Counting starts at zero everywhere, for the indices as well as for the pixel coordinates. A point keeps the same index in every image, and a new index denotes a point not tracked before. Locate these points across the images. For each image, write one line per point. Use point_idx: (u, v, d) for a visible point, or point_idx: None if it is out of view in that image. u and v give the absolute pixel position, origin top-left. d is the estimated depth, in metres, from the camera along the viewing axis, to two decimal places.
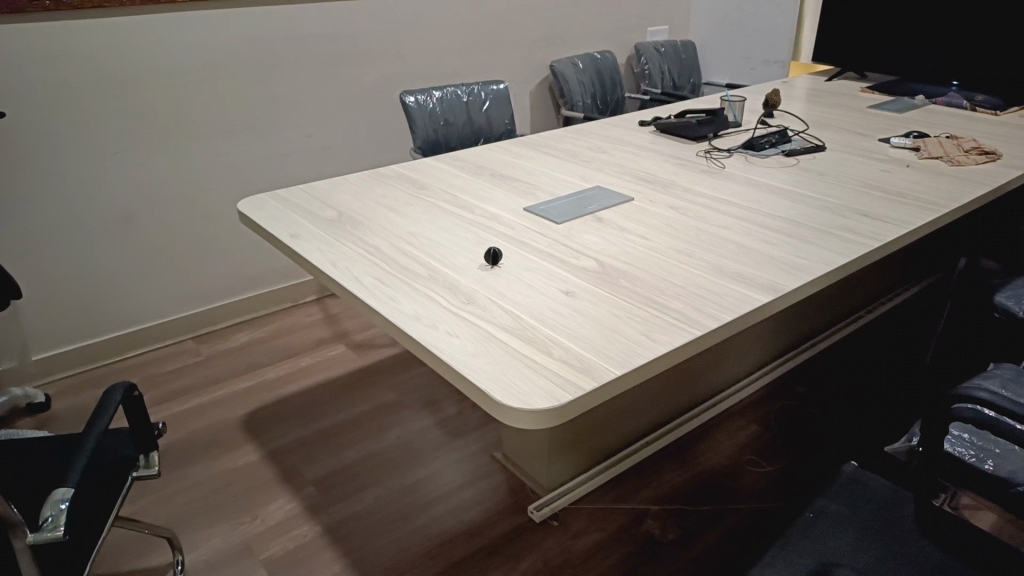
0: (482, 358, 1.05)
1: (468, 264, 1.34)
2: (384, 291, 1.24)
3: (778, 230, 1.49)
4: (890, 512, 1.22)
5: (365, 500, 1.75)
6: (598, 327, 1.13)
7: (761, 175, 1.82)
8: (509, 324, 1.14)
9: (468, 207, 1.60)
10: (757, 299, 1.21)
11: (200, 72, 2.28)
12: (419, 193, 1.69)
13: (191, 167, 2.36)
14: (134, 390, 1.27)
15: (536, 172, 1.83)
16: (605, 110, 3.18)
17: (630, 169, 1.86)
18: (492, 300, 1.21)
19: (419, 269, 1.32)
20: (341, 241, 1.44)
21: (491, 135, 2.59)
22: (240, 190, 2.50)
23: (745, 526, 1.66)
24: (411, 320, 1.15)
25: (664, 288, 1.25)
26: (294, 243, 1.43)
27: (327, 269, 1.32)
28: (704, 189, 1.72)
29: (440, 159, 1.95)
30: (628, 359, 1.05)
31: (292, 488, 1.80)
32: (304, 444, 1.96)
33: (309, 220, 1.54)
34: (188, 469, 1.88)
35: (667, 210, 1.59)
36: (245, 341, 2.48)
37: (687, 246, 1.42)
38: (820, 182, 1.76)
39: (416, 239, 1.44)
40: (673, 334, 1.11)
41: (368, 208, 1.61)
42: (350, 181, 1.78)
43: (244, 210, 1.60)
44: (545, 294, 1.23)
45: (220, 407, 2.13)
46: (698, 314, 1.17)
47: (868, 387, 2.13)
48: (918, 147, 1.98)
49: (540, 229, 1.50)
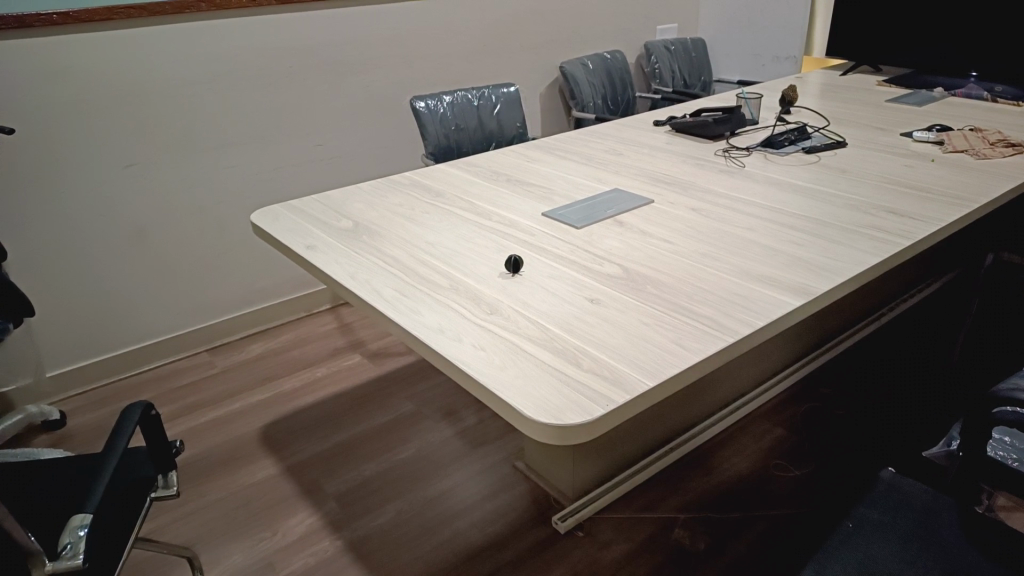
0: (510, 372, 1.02)
1: (489, 272, 1.31)
2: (406, 303, 1.21)
3: (805, 230, 1.45)
4: (934, 520, 1.18)
5: (387, 514, 1.72)
6: (626, 336, 1.10)
7: (782, 174, 1.78)
8: (536, 335, 1.10)
9: (486, 214, 1.57)
10: (789, 302, 1.18)
11: (210, 82, 2.26)
12: (435, 201, 1.66)
13: (202, 179, 2.34)
14: (151, 410, 1.25)
15: (552, 176, 1.80)
16: (616, 110, 3.15)
17: (648, 170, 1.82)
18: (515, 310, 1.18)
19: (439, 279, 1.29)
20: (358, 252, 1.41)
21: (502, 138, 2.56)
22: (251, 201, 2.48)
23: (777, 533, 1.62)
24: (434, 333, 1.12)
25: (692, 293, 1.22)
26: (310, 255, 1.41)
27: (345, 281, 1.30)
28: (725, 189, 1.69)
29: (454, 165, 1.92)
30: (660, 369, 1.01)
31: (313, 503, 1.77)
32: (324, 458, 1.93)
33: (324, 230, 1.52)
34: (206, 484, 1.85)
35: (689, 213, 1.55)
36: (260, 353, 2.46)
37: (712, 249, 1.38)
38: (844, 179, 1.73)
39: (435, 248, 1.41)
40: (705, 342, 1.08)
41: (384, 217, 1.58)
42: (363, 190, 1.76)
43: (257, 223, 1.58)
44: (570, 303, 1.20)
45: (237, 421, 2.10)
46: (729, 319, 1.14)
47: (894, 386, 2.09)
48: (941, 141, 1.95)
49: (560, 235, 1.46)
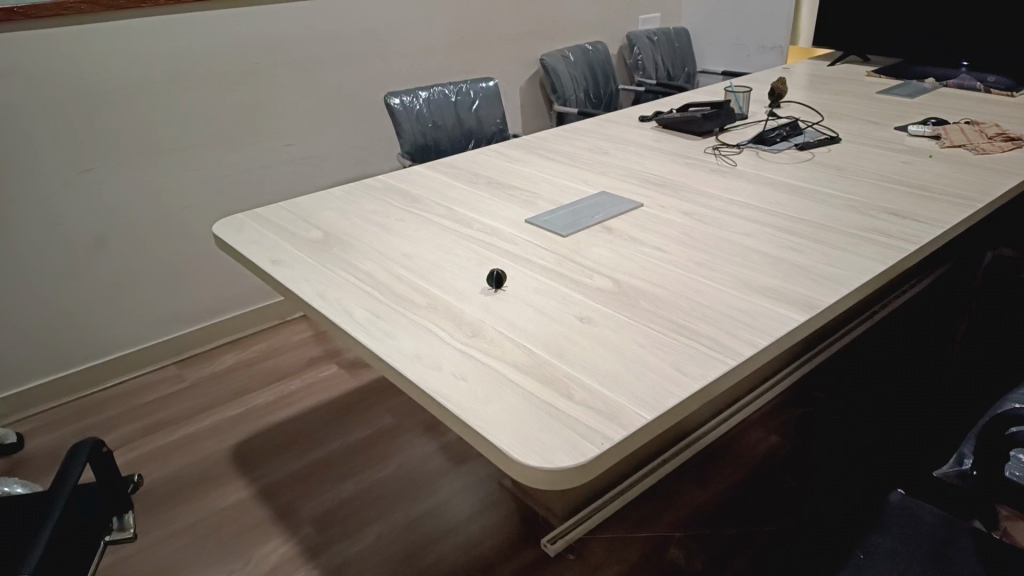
0: (495, 406, 0.92)
1: (471, 288, 1.21)
2: (380, 326, 1.11)
3: (804, 235, 1.37)
4: (949, 547, 1.11)
5: (366, 539, 1.63)
6: (622, 361, 1.01)
7: (776, 172, 1.70)
8: (524, 361, 1.01)
9: (465, 221, 1.48)
10: (793, 318, 1.10)
11: (172, 81, 2.14)
12: (411, 207, 1.56)
13: (165, 183, 2.22)
14: (102, 447, 1.15)
15: (535, 178, 1.71)
16: (599, 104, 3.05)
17: (636, 171, 1.73)
18: (500, 331, 1.08)
19: (417, 297, 1.19)
20: (328, 268, 1.30)
21: (481, 136, 2.46)
22: (220, 206, 2.36)
23: (777, 549, 1.55)
24: (412, 361, 1.02)
25: (690, 309, 1.13)
26: (276, 271, 1.30)
27: (314, 300, 1.19)
28: (718, 190, 1.60)
29: (431, 167, 1.81)
30: (661, 400, 0.93)
31: (288, 528, 1.67)
32: (299, 478, 1.83)
33: (291, 242, 1.41)
34: (174, 510, 1.75)
35: (681, 217, 1.47)
36: (232, 364, 2.35)
37: (709, 258, 1.30)
38: (840, 178, 1.65)
39: (412, 261, 1.31)
40: (707, 366, 0.99)
41: (357, 226, 1.47)
42: (334, 195, 1.65)
43: (219, 234, 1.47)
44: (559, 323, 1.11)
45: (207, 439, 2.00)
46: (731, 338, 1.05)
47: (890, 390, 2.02)
48: (938, 136, 1.88)
49: (546, 244, 1.37)
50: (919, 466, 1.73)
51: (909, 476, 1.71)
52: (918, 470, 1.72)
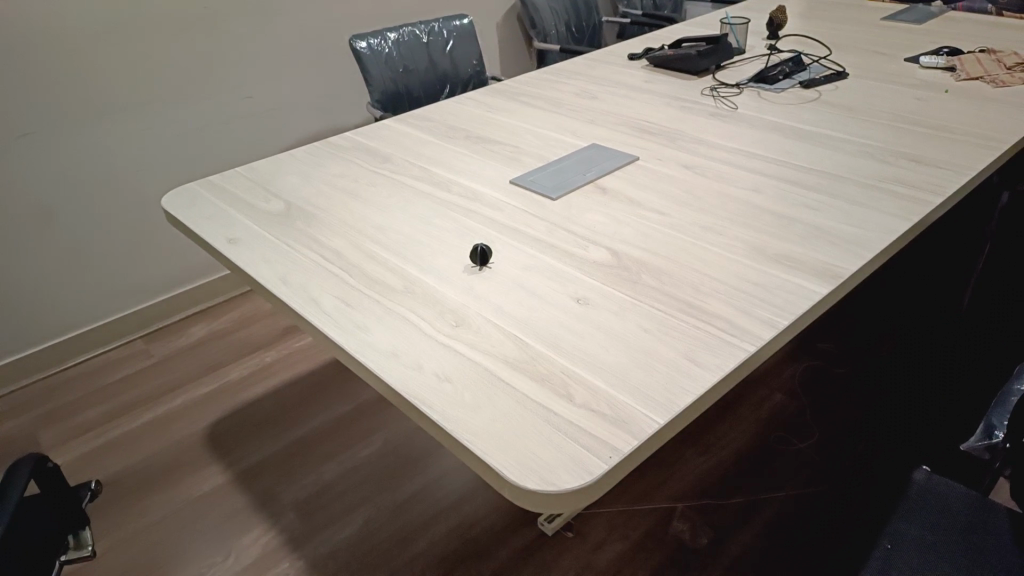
0: (484, 414, 0.80)
1: (452, 267, 1.08)
2: (351, 318, 0.98)
3: (819, 190, 1.25)
4: (980, 531, 1.03)
5: (353, 524, 1.54)
6: (627, 352, 0.89)
7: (780, 114, 1.56)
8: (516, 356, 0.89)
9: (443, 184, 1.33)
10: (813, 292, 0.99)
11: (112, 31, 1.93)
12: (382, 169, 1.41)
13: (113, 146, 2.04)
14: (46, 461, 1.03)
15: (518, 129, 1.55)
16: (582, 39, 2.85)
17: (628, 118, 1.58)
18: (486, 319, 0.96)
19: (392, 280, 1.06)
20: (292, 247, 1.16)
21: (457, 79, 2.28)
22: (177, 168, 2.19)
23: (782, 517, 1.49)
24: (389, 360, 0.90)
25: (699, 284, 1.01)
26: (233, 252, 1.16)
27: (276, 287, 1.06)
28: (719, 138, 1.46)
29: (403, 120, 1.65)
30: (674, 400, 0.81)
31: (268, 515, 1.58)
32: (280, 459, 1.73)
33: (250, 217, 1.26)
34: (146, 500, 1.64)
35: (681, 171, 1.33)
36: (202, 336, 2.22)
37: (715, 221, 1.17)
38: (851, 120, 1.51)
39: (385, 235, 1.17)
40: (722, 355, 0.88)
41: (323, 194, 1.32)
42: (297, 157, 1.49)
43: (169, 208, 1.31)
44: (554, 306, 0.98)
45: (179, 419, 1.88)
46: (746, 319, 0.94)
47: (895, 340, 1.94)
48: (952, 67, 1.73)
49: (534, 209, 1.23)
50: (926, 427, 1.67)
51: (916, 439, 1.65)
52: (925, 433, 1.66)
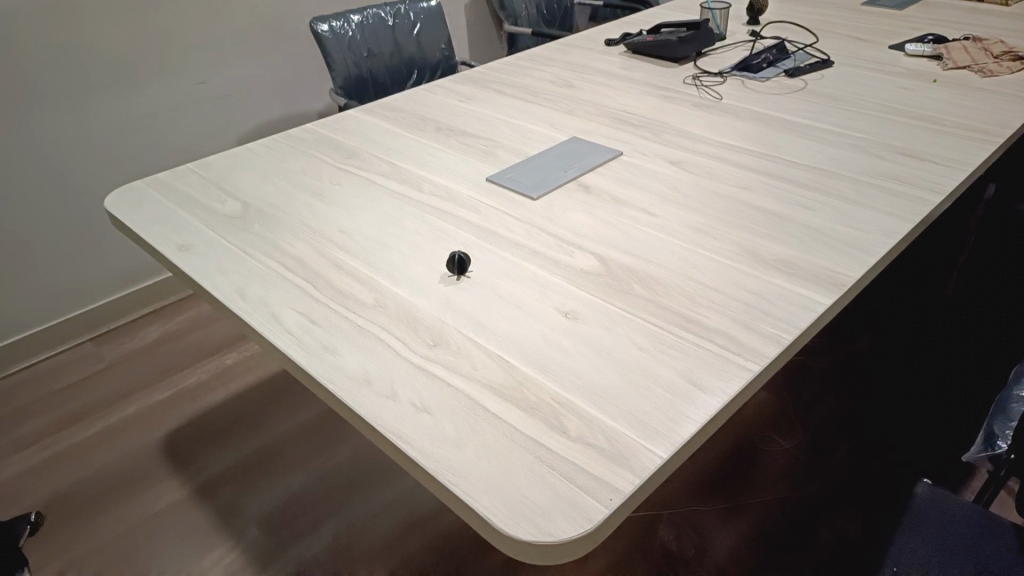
0: (469, 452, 0.72)
1: (426, 276, 0.99)
2: (317, 338, 0.88)
3: (813, 187, 1.17)
4: (986, 549, 0.98)
5: (322, 540, 1.45)
6: (621, 373, 0.81)
7: (766, 103, 1.49)
8: (501, 382, 0.80)
9: (413, 180, 1.23)
10: (816, 303, 0.92)
11: (48, 12, 1.77)
12: (347, 164, 1.30)
13: (55, 135, 1.89)
14: None
15: (492, 120, 1.46)
16: (554, 21, 2.74)
17: (607, 107, 1.49)
18: (466, 337, 0.87)
19: (360, 293, 0.96)
20: (249, 255, 1.06)
21: (425, 65, 2.18)
22: (124, 158, 2.05)
23: (771, 524, 1.44)
24: (360, 388, 0.81)
25: (694, 293, 0.94)
26: (184, 261, 1.05)
27: (232, 302, 0.96)
28: (704, 129, 1.38)
29: (369, 110, 1.54)
30: (676, 431, 0.74)
31: (230, 532, 1.48)
32: (242, 470, 1.63)
33: (203, 220, 1.15)
34: (98, 519, 1.53)
35: (667, 166, 1.25)
36: (156, 338, 2.09)
37: (706, 222, 1.09)
38: (839, 109, 1.44)
39: (352, 239, 1.08)
40: (725, 377, 0.81)
41: (283, 194, 1.22)
42: (255, 152, 1.38)
43: (113, 210, 1.20)
44: (539, 320, 0.90)
45: (132, 429, 1.76)
46: (748, 334, 0.87)
47: (879, 333, 1.91)
48: (938, 55, 1.68)
49: (513, 209, 1.14)
50: (912, 425, 1.64)
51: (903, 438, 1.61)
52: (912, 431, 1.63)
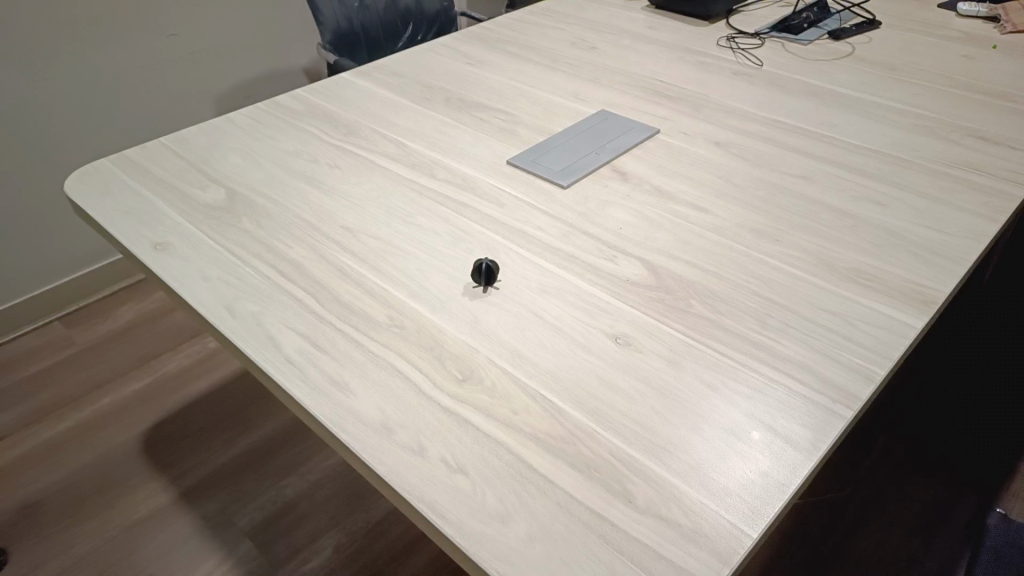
0: (519, 530, 0.60)
1: (448, 288, 0.85)
2: (324, 369, 0.74)
3: (879, 176, 1.04)
4: None
5: (321, 554, 1.35)
6: (690, 421, 0.69)
7: (812, 71, 1.33)
8: (550, 433, 0.67)
9: (424, 164, 1.08)
10: (906, 326, 0.79)
11: None
12: (346, 143, 1.14)
13: (14, 104, 1.70)
14: None
15: (508, 89, 1.29)
16: None
17: (636, 75, 1.33)
18: (503, 371, 0.74)
19: (372, 309, 0.82)
20: (238, 258, 0.90)
21: (424, 17, 1.98)
22: (91, 121, 1.86)
23: (797, 537, 1.39)
24: (379, 439, 0.67)
25: (763, 313, 0.81)
26: (161, 263, 0.90)
27: (219, 320, 0.81)
28: (748, 104, 1.23)
29: (366, 75, 1.36)
30: (763, 501, 0.62)
31: (221, 544, 1.37)
32: (232, 472, 1.51)
33: (183, 211, 0.99)
34: (76, 528, 1.41)
35: (713, 148, 1.10)
36: (131, 319, 1.94)
37: (765, 223, 0.95)
38: (895, 82, 1.29)
39: (358, 240, 0.93)
40: (814, 425, 0.68)
41: (274, 180, 1.06)
42: (237, 124, 1.21)
43: (76, 196, 1.03)
44: (585, 350, 0.76)
45: (108, 424, 1.63)
46: (832, 368, 0.74)
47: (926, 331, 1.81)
48: (994, 17, 1.52)
49: (542, 201, 1.00)
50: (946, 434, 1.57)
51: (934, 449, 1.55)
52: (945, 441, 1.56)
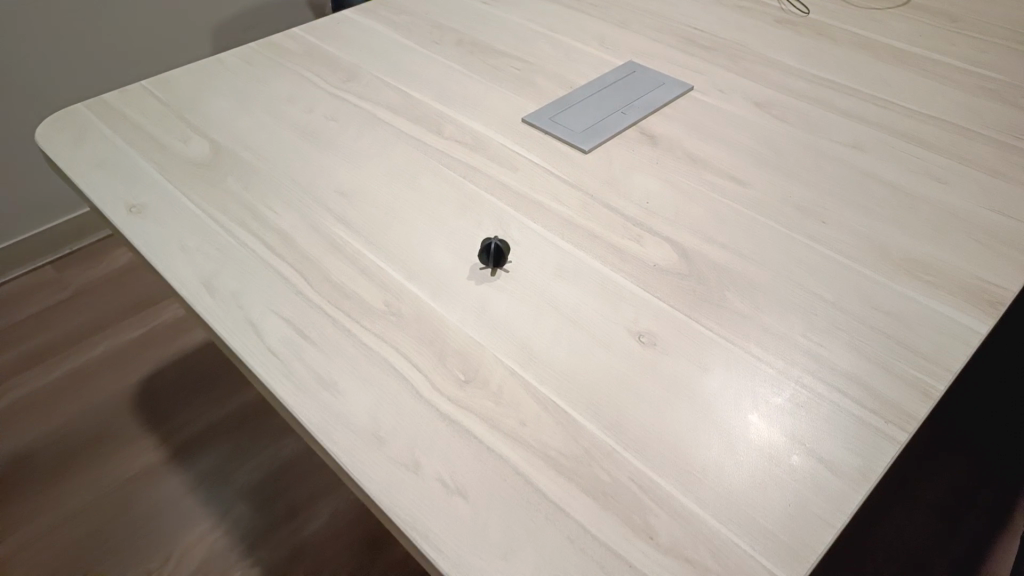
0: (524, 569, 0.52)
1: (453, 268, 0.76)
2: (311, 363, 0.66)
3: (938, 148, 0.92)
4: None
5: (318, 519, 1.31)
6: (723, 440, 0.60)
7: (865, 21, 1.20)
8: (563, 451, 0.59)
9: (430, 119, 0.97)
10: (969, 332, 0.70)
11: None
12: (345, 90, 1.03)
13: (2, 31, 1.57)
14: None
15: (525, 32, 1.17)
16: None
17: (669, 20, 1.20)
18: (510, 372, 0.65)
19: (366, 292, 0.73)
20: (221, 225, 0.81)
21: None
22: (83, 50, 1.73)
23: None
24: (370, 451, 0.59)
25: (807, 309, 0.71)
26: (136, 229, 0.81)
27: (196, 299, 0.72)
28: (793, 57, 1.10)
29: (369, 11, 1.24)
30: (804, 542, 0.54)
31: (216, 506, 1.33)
32: (228, 429, 1.46)
33: (163, 167, 0.90)
34: (67, 483, 1.36)
35: (752, 109, 0.99)
36: (126, 263, 1.85)
37: (811, 199, 0.84)
38: (958, 35, 1.15)
39: (354, 207, 0.83)
40: (863, 450, 0.60)
41: (264, 132, 0.96)
42: (226, 65, 1.09)
43: (46, 146, 0.93)
44: (605, 349, 0.68)
45: (101, 375, 1.57)
46: (885, 380, 0.65)
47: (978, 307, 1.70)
48: None
49: (560, 167, 0.89)
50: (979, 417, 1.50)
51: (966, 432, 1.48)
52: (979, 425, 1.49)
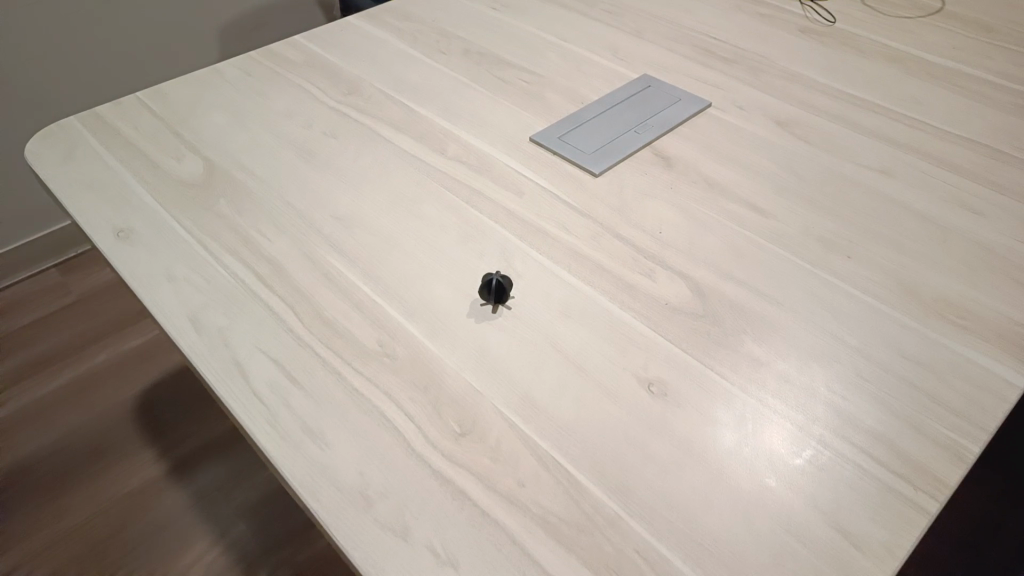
0: None
1: (453, 304, 0.71)
2: (298, 412, 0.62)
3: (972, 173, 0.87)
4: None
5: (318, 540, 1.28)
6: (738, 508, 0.56)
7: (894, 31, 1.13)
8: (563, 518, 0.55)
9: (434, 137, 0.93)
10: (1005, 384, 0.64)
11: None
12: (346, 105, 0.99)
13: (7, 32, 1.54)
14: None
15: (536, 42, 1.12)
16: None
17: (686, 29, 1.14)
18: (510, 425, 0.61)
19: (360, 331, 0.69)
20: (211, 254, 0.77)
21: None
22: (89, 51, 1.70)
23: None
24: (356, 512, 0.55)
25: (831, 356, 0.66)
26: (122, 257, 0.77)
27: (182, 337, 0.68)
28: (818, 72, 1.04)
29: (374, 18, 1.19)
30: None
31: (215, 524, 1.30)
32: (229, 444, 1.43)
33: (155, 188, 0.86)
34: (65, 498, 1.34)
35: (774, 128, 0.93)
36: None
37: (835, 231, 0.79)
38: (993, 48, 1.09)
39: (351, 235, 0.79)
40: (889, 522, 0.55)
41: (261, 150, 0.92)
42: (224, 77, 1.05)
43: (35, 164, 0.90)
44: (612, 400, 0.63)
45: (102, 385, 1.54)
46: (914, 439, 0.60)
47: None
48: None
49: (569, 191, 0.84)
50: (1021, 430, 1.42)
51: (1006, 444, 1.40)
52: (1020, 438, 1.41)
